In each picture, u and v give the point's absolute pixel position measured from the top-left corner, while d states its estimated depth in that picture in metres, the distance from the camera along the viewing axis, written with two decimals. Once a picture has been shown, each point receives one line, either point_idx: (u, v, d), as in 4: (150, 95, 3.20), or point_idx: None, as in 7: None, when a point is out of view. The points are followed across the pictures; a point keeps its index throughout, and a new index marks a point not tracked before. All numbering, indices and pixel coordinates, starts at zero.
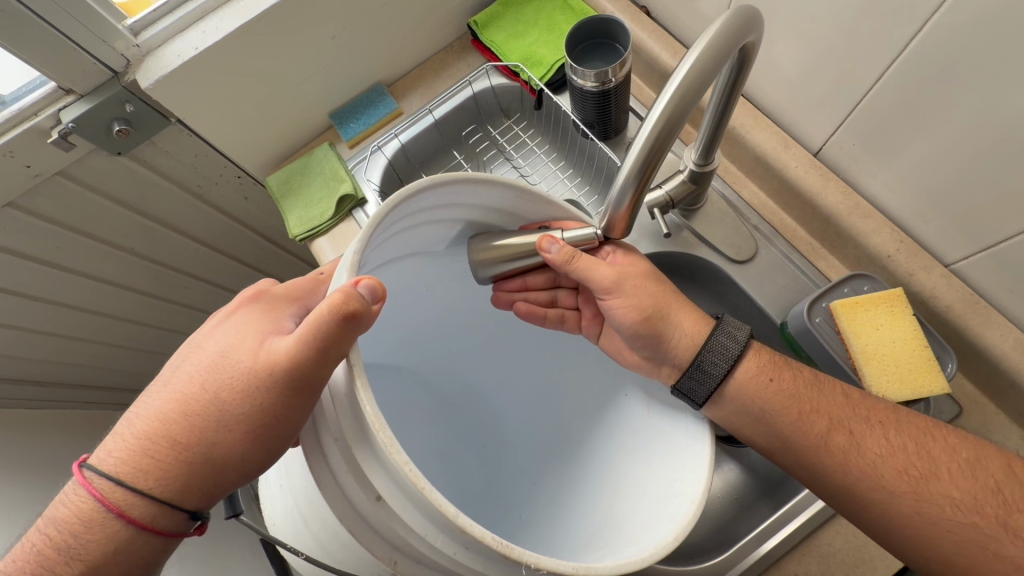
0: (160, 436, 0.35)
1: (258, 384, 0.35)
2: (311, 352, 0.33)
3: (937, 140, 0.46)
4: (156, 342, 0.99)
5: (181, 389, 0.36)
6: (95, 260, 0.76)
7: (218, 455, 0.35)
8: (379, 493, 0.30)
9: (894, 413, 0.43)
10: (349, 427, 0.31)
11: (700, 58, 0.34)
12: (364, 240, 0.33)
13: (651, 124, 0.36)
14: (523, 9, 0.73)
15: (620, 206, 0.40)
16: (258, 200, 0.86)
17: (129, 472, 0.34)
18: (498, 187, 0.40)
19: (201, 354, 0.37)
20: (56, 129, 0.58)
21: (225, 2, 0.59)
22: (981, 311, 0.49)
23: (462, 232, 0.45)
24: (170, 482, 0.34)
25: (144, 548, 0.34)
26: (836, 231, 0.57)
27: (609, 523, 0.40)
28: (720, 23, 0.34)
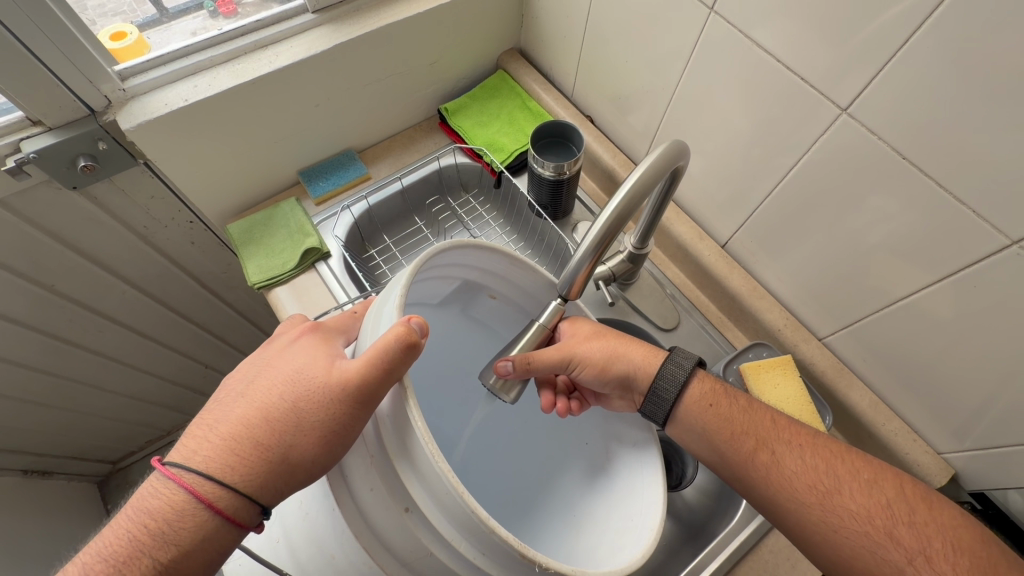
0: (243, 438, 0.36)
1: (332, 394, 0.36)
2: (375, 373, 0.35)
3: (808, 244, 0.61)
4: (50, 394, 0.88)
5: (261, 398, 0.38)
6: (9, 297, 0.70)
7: (293, 456, 0.36)
8: (410, 503, 0.33)
9: (811, 436, 0.48)
10: (390, 441, 0.34)
11: (648, 170, 0.44)
12: (405, 288, 0.38)
13: (611, 209, 0.44)
14: (487, 103, 0.84)
15: (576, 274, 0.47)
16: (204, 246, 0.86)
17: (216, 465, 0.35)
18: (493, 253, 0.47)
19: (274, 371, 0.39)
20: (13, 157, 0.56)
21: (218, 63, 0.63)
22: (845, 375, 0.63)
23: (460, 289, 0.52)
24: (250, 479, 0.35)
25: (226, 538, 0.35)
26: (739, 308, 0.70)
27: (620, 514, 0.46)
28: (662, 148, 0.45)
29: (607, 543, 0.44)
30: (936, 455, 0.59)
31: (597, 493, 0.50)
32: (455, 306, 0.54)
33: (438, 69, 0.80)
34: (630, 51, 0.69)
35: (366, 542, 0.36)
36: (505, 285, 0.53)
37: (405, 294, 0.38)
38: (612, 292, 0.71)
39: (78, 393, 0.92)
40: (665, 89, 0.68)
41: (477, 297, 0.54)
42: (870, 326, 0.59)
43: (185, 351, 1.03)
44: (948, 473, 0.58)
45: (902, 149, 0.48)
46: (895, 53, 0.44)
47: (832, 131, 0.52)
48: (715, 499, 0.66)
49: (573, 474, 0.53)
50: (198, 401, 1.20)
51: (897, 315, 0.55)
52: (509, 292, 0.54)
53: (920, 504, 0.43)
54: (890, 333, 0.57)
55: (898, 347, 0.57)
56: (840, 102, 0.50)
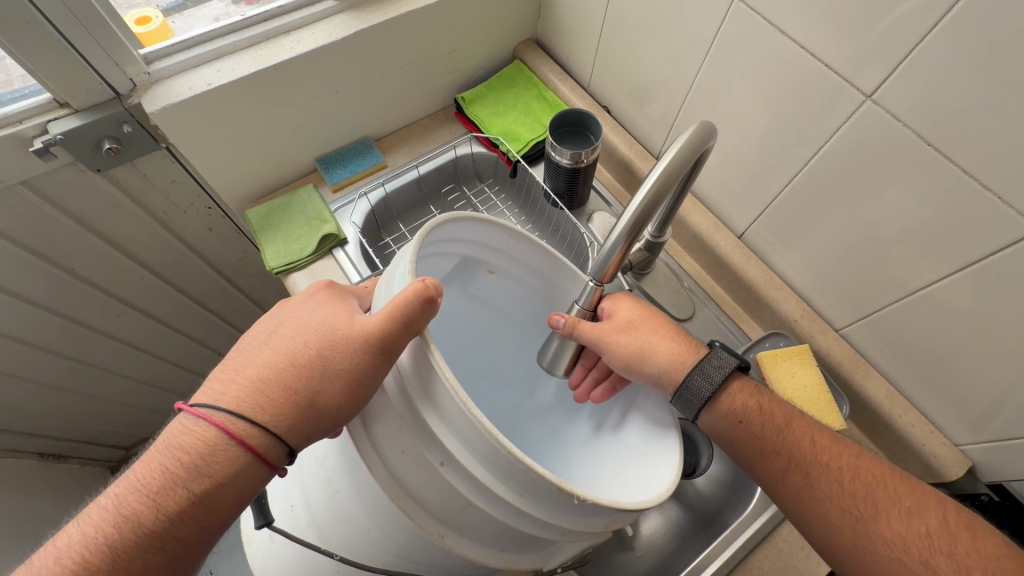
0: (272, 382, 0.38)
1: (355, 345, 0.38)
2: (396, 327, 0.36)
3: (826, 235, 0.61)
4: (66, 378, 0.89)
5: (288, 347, 0.40)
6: (30, 279, 0.71)
7: (320, 401, 0.38)
8: (446, 455, 0.33)
9: (854, 460, 0.46)
10: (416, 392, 0.35)
11: (676, 156, 0.44)
12: (416, 253, 0.40)
13: (642, 196, 0.44)
14: (504, 93, 0.84)
15: (611, 256, 0.47)
16: (221, 232, 0.87)
17: (246, 406, 0.37)
18: (493, 227, 0.48)
19: (297, 323, 0.41)
20: (40, 138, 0.57)
21: (240, 48, 0.64)
22: (861, 366, 0.63)
23: (457, 266, 0.51)
24: (280, 419, 0.37)
25: (256, 475, 0.36)
26: (754, 298, 0.70)
27: (630, 466, 0.46)
28: (689, 133, 0.44)
29: (623, 488, 0.44)
30: (952, 446, 0.58)
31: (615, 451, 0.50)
32: (455, 285, 0.53)
33: (455, 58, 0.80)
34: (649, 40, 0.69)
35: (403, 503, 0.35)
36: (505, 259, 0.52)
37: (415, 256, 0.39)
38: (628, 281, 0.71)
39: (93, 378, 0.93)
40: (683, 79, 0.67)
41: (475, 275, 0.53)
42: (888, 316, 0.58)
43: (199, 339, 1.05)
44: (965, 466, 0.57)
45: (926, 136, 0.47)
46: (920, 37, 0.44)
47: (854, 118, 0.52)
48: (728, 489, 0.66)
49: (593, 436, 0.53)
50: None
51: (916, 306, 0.55)
52: (509, 267, 0.53)
53: (962, 535, 0.42)
54: (909, 324, 0.57)
55: (917, 338, 0.57)
56: (862, 90, 0.50)
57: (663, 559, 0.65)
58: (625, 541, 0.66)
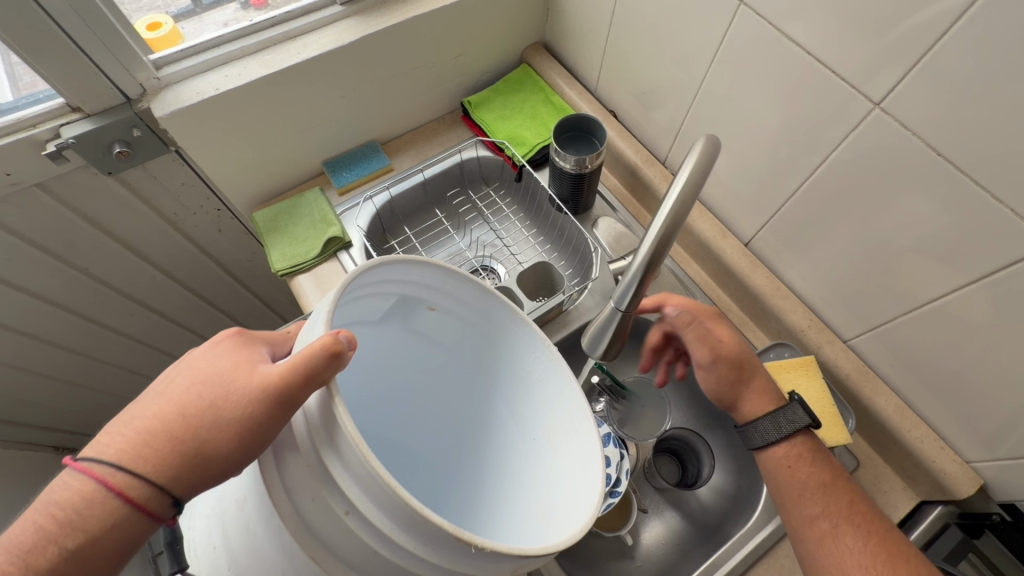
0: (156, 431, 0.34)
1: (252, 392, 0.35)
2: (297, 378, 0.33)
3: (835, 244, 0.59)
4: (77, 373, 0.91)
5: (176, 393, 0.36)
6: (44, 277, 0.72)
7: (209, 449, 0.34)
8: (350, 505, 0.31)
9: (886, 531, 0.47)
10: (321, 440, 0.32)
11: (684, 185, 0.41)
12: (336, 299, 0.37)
13: (651, 236, 0.43)
14: (510, 97, 0.84)
15: (631, 294, 0.47)
16: (230, 233, 0.88)
17: (130, 456, 0.33)
18: (428, 266, 0.45)
19: (190, 368, 0.37)
20: (53, 142, 0.58)
21: (247, 54, 0.64)
22: (869, 379, 0.61)
23: (393, 302, 0.48)
24: (164, 468, 0.34)
25: (136, 528, 0.33)
26: (760, 307, 0.69)
27: (560, 489, 0.43)
28: (696, 154, 0.41)
29: (556, 516, 0.41)
30: (963, 463, 0.57)
31: (556, 453, 0.46)
32: (391, 322, 0.50)
33: (463, 62, 0.80)
34: (657, 44, 0.68)
35: (312, 550, 0.33)
36: (443, 294, 0.49)
37: (332, 301, 0.36)
38: None
39: (104, 372, 0.95)
40: (691, 84, 0.66)
41: (413, 311, 0.50)
42: (897, 328, 0.57)
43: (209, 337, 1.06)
44: (977, 483, 0.55)
45: (937, 145, 0.46)
46: (933, 44, 0.43)
47: (864, 125, 0.50)
48: (731, 501, 0.66)
49: (531, 436, 0.49)
50: None
51: (927, 318, 0.54)
52: (449, 303, 0.50)
53: None
54: (919, 336, 0.55)
55: (928, 351, 0.55)
56: (872, 98, 0.49)
57: (664, 569, 0.64)
58: (625, 551, 0.65)
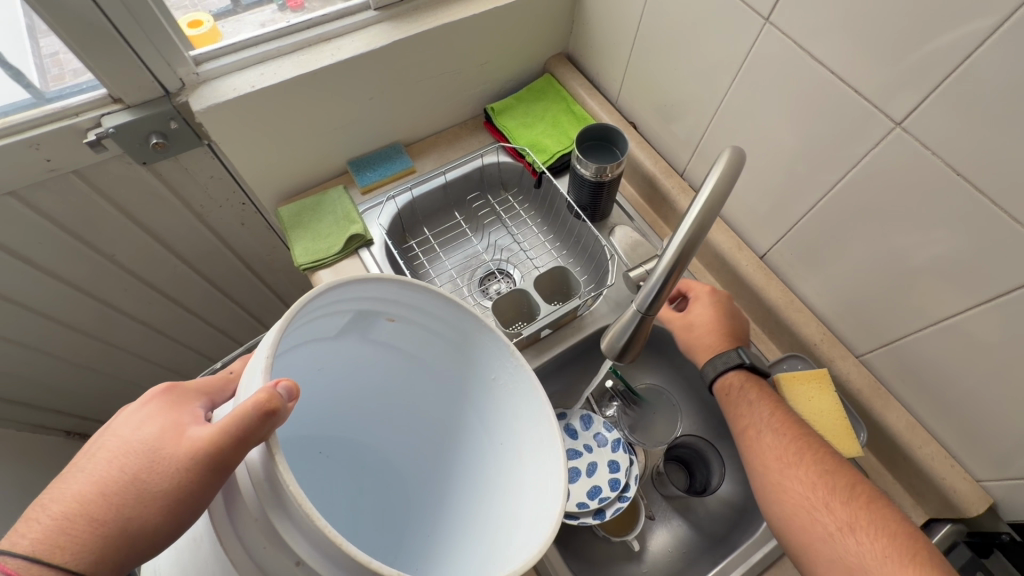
0: (78, 514, 0.32)
1: (180, 461, 0.33)
2: (229, 438, 0.32)
3: (851, 259, 0.60)
4: (92, 356, 0.93)
5: (97, 472, 0.34)
6: (71, 261, 0.75)
7: (134, 527, 0.33)
8: (299, 557, 0.32)
9: (801, 427, 0.54)
10: (266, 499, 0.32)
11: (712, 191, 0.42)
12: (274, 345, 0.35)
13: (680, 237, 0.44)
14: (532, 105, 0.86)
15: (655, 295, 0.47)
16: (253, 227, 0.90)
17: (46, 545, 0.31)
18: (380, 281, 0.44)
19: (113, 440, 0.35)
20: (93, 131, 0.61)
21: (283, 53, 0.66)
22: (881, 395, 0.62)
23: (352, 319, 0.47)
24: (83, 556, 0.31)
25: None
26: (774, 320, 0.69)
27: (525, 512, 0.44)
28: (724, 161, 0.42)
29: (524, 535, 0.42)
30: (973, 481, 0.57)
31: (527, 467, 0.47)
32: (349, 334, 0.49)
33: (488, 70, 0.82)
34: (680, 58, 0.70)
35: None
36: (405, 307, 0.48)
37: (271, 350, 0.35)
38: None
39: (118, 357, 0.98)
40: (713, 99, 0.68)
41: (372, 322, 0.49)
42: (910, 345, 0.58)
43: (223, 328, 1.08)
44: (986, 503, 0.56)
45: (956, 165, 0.47)
46: (955, 67, 0.44)
47: (884, 144, 0.51)
48: (738, 513, 0.67)
49: (504, 448, 0.50)
50: None
51: (940, 335, 0.54)
52: (411, 315, 0.49)
53: (865, 499, 0.48)
54: (932, 353, 0.56)
55: (941, 368, 0.56)
56: (893, 116, 0.50)
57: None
58: (631, 554, 0.66)
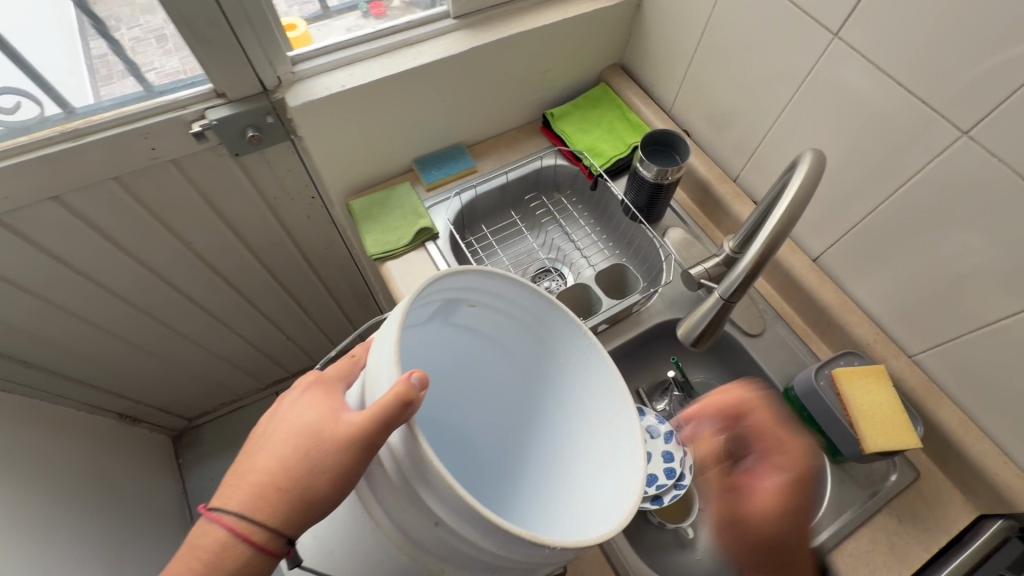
0: (265, 484, 0.38)
1: (336, 442, 0.37)
2: (376, 426, 0.35)
3: (908, 262, 0.63)
4: (150, 337, 0.98)
5: (274, 449, 0.40)
6: (153, 245, 0.80)
7: (308, 496, 0.38)
8: (439, 518, 0.34)
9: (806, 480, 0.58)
10: (409, 469, 0.35)
11: (798, 191, 0.46)
12: (399, 346, 0.38)
13: (766, 234, 0.47)
14: (589, 111, 0.90)
15: (736, 287, 0.51)
16: (316, 221, 0.94)
17: (247, 507, 0.38)
18: (468, 273, 0.47)
19: (283, 421, 0.41)
20: (198, 122, 0.65)
21: (369, 57, 0.71)
22: (935, 395, 0.64)
23: (439, 307, 0.50)
24: (274, 517, 0.38)
25: (262, 565, 0.38)
26: (826, 321, 0.72)
27: (602, 486, 0.47)
28: (806, 165, 0.46)
29: (600, 505, 0.45)
30: None
31: (600, 445, 0.50)
32: (435, 319, 0.52)
33: (549, 78, 0.87)
34: (740, 70, 0.73)
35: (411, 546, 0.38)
36: (485, 294, 0.51)
37: (398, 347, 0.38)
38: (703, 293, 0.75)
39: (174, 340, 1.03)
40: (772, 109, 0.71)
41: (456, 308, 0.52)
42: (965, 345, 0.60)
43: (271, 317, 1.13)
44: None
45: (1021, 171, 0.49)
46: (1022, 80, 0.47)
47: (948, 152, 0.54)
48: None
49: (577, 428, 0.52)
50: (269, 365, 1.31)
51: (996, 336, 0.57)
52: (490, 301, 0.52)
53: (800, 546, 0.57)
54: (989, 354, 0.58)
55: (998, 368, 0.58)
56: (959, 125, 0.52)
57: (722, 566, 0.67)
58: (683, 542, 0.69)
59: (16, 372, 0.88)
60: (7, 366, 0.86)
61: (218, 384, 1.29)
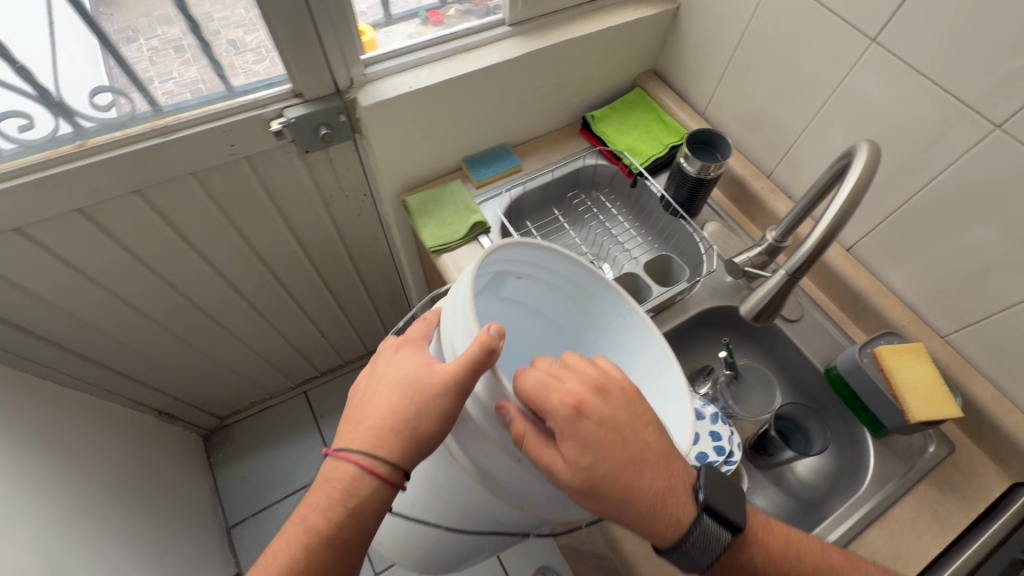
0: (380, 427, 0.45)
1: (434, 388, 0.43)
2: (467, 371, 0.41)
3: (941, 248, 0.68)
4: (198, 332, 1.01)
5: (382, 399, 0.46)
6: (215, 239, 0.83)
7: (415, 436, 0.44)
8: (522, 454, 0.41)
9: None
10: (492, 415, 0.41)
11: (861, 175, 0.50)
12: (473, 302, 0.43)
13: (832, 213, 0.51)
14: (626, 114, 0.95)
15: (800, 266, 0.55)
16: (365, 219, 0.98)
17: (368, 447, 0.45)
18: (517, 244, 0.51)
19: (386, 376, 0.47)
20: (277, 121, 0.69)
21: (432, 60, 0.76)
22: (968, 372, 0.69)
23: (490, 279, 0.54)
24: (391, 454, 0.45)
25: (386, 492, 0.45)
26: (861, 306, 0.76)
27: None
28: (866, 154, 0.51)
29: None
30: None
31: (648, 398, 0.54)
32: (485, 291, 0.56)
33: (590, 82, 0.92)
34: (775, 74, 0.79)
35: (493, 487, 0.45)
36: (531, 265, 0.55)
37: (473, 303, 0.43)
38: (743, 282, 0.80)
39: (218, 335, 1.05)
40: (807, 109, 0.77)
41: (504, 281, 0.56)
42: (997, 323, 0.65)
43: (310, 314, 1.16)
44: None
45: None
46: None
47: (982, 145, 0.60)
48: (832, 480, 0.73)
49: None
50: (300, 363, 1.33)
51: None
52: (535, 272, 0.56)
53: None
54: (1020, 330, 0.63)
55: None
56: (993, 120, 0.58)
57: None
58: None
59: (71, 365, 0.91)
60: (64, 358, 0.89)
61: (251, 383, 1.31)
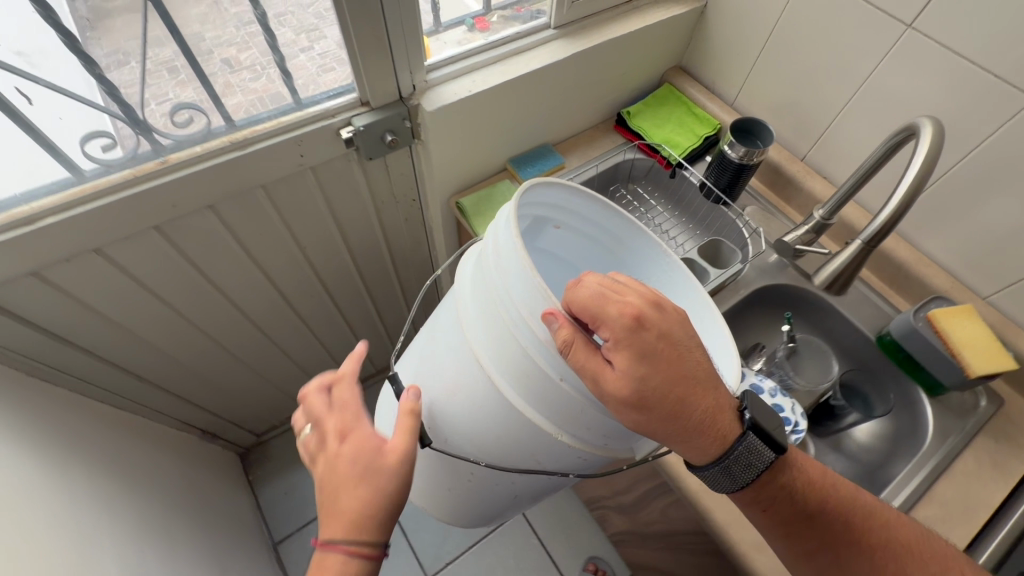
0: (352, 509, 0.48)
1: (382, 448, 0.49)
2: (410, 425, 0.50)
3: (979, 215, 0.73)
4: (247, 346, 1.02)
5: (344, 482, 0.49)
6: (274, 251, 0.84)
7: (386, 498, 0.49)
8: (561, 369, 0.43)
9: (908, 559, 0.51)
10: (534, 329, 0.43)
11: (930, 145, 0.55)
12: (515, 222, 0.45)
13: (906, 182, 0.55)
14: (658, 109, 0.99)
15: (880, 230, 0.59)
16: (411, 224, 0.99)
17: (351, 529, 0.48)
18: (554, 187, 0.51)
19: (335, 460, 0.50)
20: (346, 129, 0.71)
21: (485, 65, 0.79)
22: (1012, 329, 0.74)
23: (528, 226, 0.55)
24: (374, 522, 0.49)
25: (374, 556, 0.49)
26: (904, 275, 0.81)
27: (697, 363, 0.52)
28: (932, 128, 0.56)
29: None
30: None
31: None
32: (523, 242, 0.56)
33: (625, 79, 0.96)
34: (806, 62, 0.84)
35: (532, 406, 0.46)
36: (569, 213, 0.55)
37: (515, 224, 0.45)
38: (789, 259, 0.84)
39: (265, 349, 1.06)
40: (840, 94, 0.82)
41: (542, 230, 0.56)
42: None
43: (351, 323, 1.17)
44: None
45: None
46: None
47: (1017, 117, 0.65)
48: (891, 442, 0.78)
49: None
50: None
51: None
52: (573, 221, 0.56)
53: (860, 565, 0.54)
54: None
55: None
56: None
57: None
58: None
59: (128, 386, 0.91)
60: (122, 380, 0.89)
61: (288, 397, 1.31)
